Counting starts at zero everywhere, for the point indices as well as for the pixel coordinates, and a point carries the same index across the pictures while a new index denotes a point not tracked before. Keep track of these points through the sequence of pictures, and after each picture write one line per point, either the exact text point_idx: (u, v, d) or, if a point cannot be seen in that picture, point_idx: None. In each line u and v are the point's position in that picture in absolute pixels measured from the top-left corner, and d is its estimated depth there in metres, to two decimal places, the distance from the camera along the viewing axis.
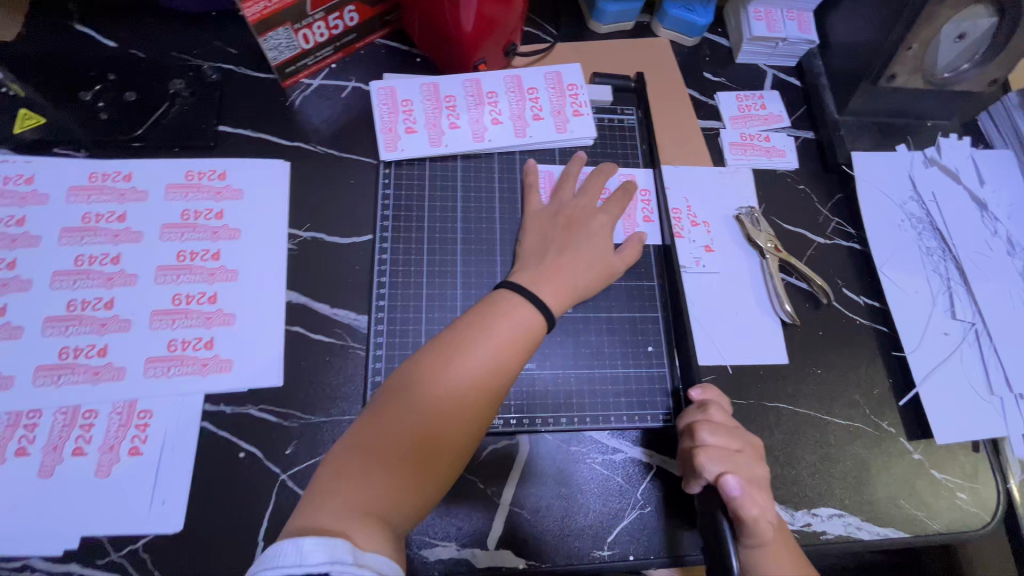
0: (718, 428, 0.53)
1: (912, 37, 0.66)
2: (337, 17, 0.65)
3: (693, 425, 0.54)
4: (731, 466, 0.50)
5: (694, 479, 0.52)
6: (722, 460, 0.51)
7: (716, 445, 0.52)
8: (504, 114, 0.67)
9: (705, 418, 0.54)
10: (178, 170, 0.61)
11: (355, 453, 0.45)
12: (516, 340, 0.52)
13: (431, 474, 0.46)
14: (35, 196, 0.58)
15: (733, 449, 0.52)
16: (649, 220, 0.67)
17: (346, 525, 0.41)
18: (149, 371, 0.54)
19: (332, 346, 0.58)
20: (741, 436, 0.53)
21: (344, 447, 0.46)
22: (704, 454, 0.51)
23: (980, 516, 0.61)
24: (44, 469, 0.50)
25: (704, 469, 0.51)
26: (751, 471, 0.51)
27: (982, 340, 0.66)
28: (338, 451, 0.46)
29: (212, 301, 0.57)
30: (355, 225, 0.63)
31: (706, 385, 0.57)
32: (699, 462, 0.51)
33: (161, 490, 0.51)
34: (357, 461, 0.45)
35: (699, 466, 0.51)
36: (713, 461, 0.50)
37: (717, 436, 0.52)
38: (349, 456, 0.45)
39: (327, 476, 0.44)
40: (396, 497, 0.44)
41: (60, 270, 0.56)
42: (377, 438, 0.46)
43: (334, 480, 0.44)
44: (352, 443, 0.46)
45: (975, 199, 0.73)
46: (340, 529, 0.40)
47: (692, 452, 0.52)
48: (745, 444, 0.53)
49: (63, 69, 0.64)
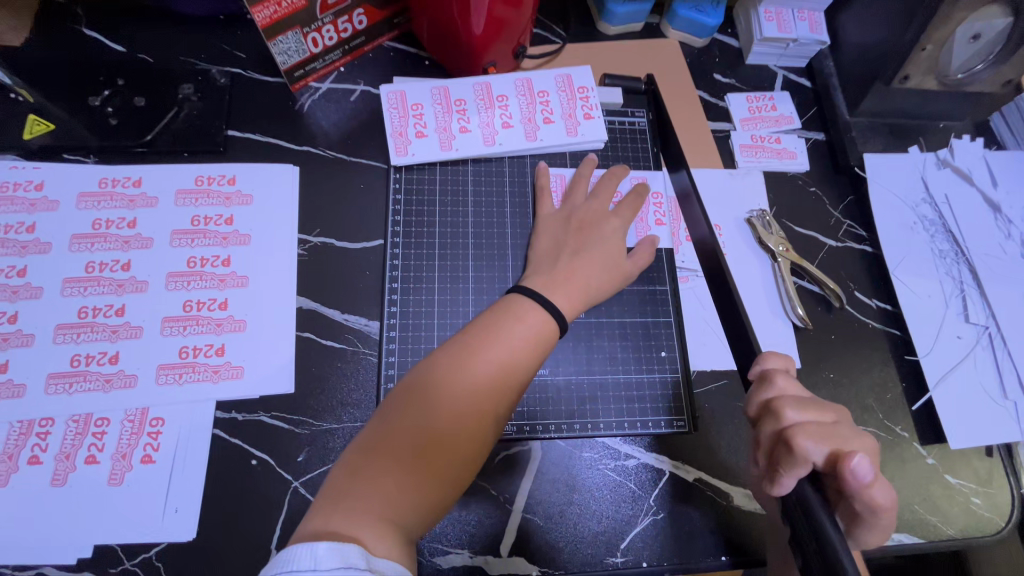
0: (800, 402, 0.47)
1: (928, 37, 0.65)
2: (346, 21, 0.64)
3: (773, 403, 0.48)
4: (835, 442, 0.44)
5: (789, 471, 0.44)
6: (824, 438, 0.44)
7: (810, 423, 0.45)
8: (515, 118, 0.66)
9: (784, 394, 0.48)
10: (187, 176, 0.61)
11: (369, 456, 0.45)
12: (529, 345, 0.52)
13: (445, 479, 0.46)
14: (45, 203, 0.58)
15: (827, 424, 0.46)
16: (661, 223, 0.66)
17: (361, 529, 0.41)
18: (160, 379, 0.54)
19: (343, 352, 0.58)
20: (830, 408, 0.48)
21: (357, 450, 0.46)
22: (802, 433, 0.44)
23: (995, 521, 0.61)
24: (57, 477, 0.50)
25: (807, 452, 0.43)
26: (860, 443, 0.45)
27: (995, 343, 0.66)
28: (351, 454, 0.46)
29: (223, 308, 0.57)
30: (364, 230, 0.63)
31: (765, 355, 0.52)
32: (801, 445, 0.44)
33: (174, 498, 0.51)
34: (371, 464, 0.45)
35: (801, 449, 0.43)
36: (818, 440, 0.44)
37: (807, 412, 0.47)
38: (362, 459, 0.45)
39: (340, 479, 0.44)
40: (410, 501, 0.44)
41: (71, 277, 0.56)
42: (391, 440, 0.46)
43: (348, 484, 0.44)
44: (366, 447, 0.46)
45: (988, 201, 0.72)
46: (354, 534, 0.40)
47: (787, 434, 0.45)
48: (837, 415, 0.47)
49: (71, 73, 0.64)
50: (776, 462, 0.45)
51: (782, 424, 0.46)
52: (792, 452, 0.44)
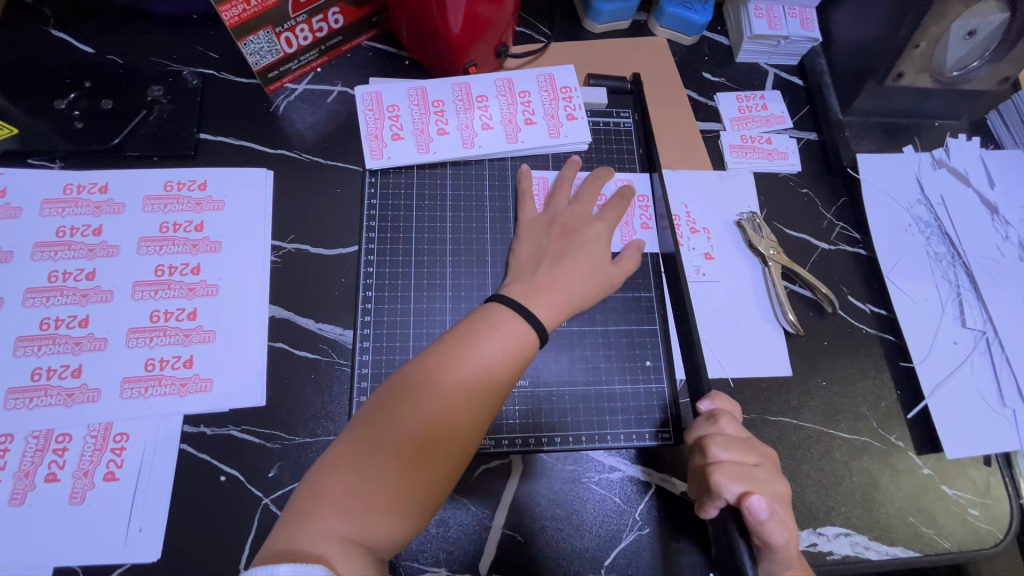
0: (731, 440, 0.49)
1: (920, 36, 0.63)
2: (321, 20, 0.62)
3: (703, 439, 0.50)
4: (750, 484, 0.47)
5: (710, 502, 0.48)
6: (740, 478, 0.47)
7: (732, 463, 0.48)
8: (495, 119, 0.64)
9: (717, 432, 0.50)
10: (157, 181, 0.59)
11: (336, 473, 0.43)
12: (507, 355, 0.49)
13: (417, 497, 0.44)
14: (7, 210, 0.56)
15: (750, 466, 0.48)
16: (647, 226, 0.64)
17: (326, 552, 0.39)
18: (125, 392, 0.52)
19: (317, 363, 0.56)
20: (757, 449, 0.50)
21: (324, 467, 0.44)
22: (720, 473, 0.47)
23: (993, 533, 0.59)
24: (15, 496, 0.48)
25: (722, 490, 0.46)
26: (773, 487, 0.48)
27: (993, 348, 0.64)
28: (318, 471, 0.44)
29: (191, 318, 0.55)
30: (340, 236, 0.61)
31: (715, 394, 0.53)
32: (716, 482, 0.47)
33: (138, 517, 0.49)
34: (339, 482, 0.43)
35: (716, 486, 0.47)
36: (733, 481, 0.46)
37: (732, 452, 0.48)
38: (330, 476, 0.43)
39: (306, 498, 0.42)
40: (379, 521, 0.42)
41: (33, 287, 0.54)
42: (361, 456, 0.44)
43: (314, 503, 0.42)
44: (334, 463, 0.44)
45: (985, 202, 0.70)
46: (320, 555, 0.38)
47: (706, 470, 0.48)
48: (761, 455, 0.50)
49: (37, 76, 0.62)
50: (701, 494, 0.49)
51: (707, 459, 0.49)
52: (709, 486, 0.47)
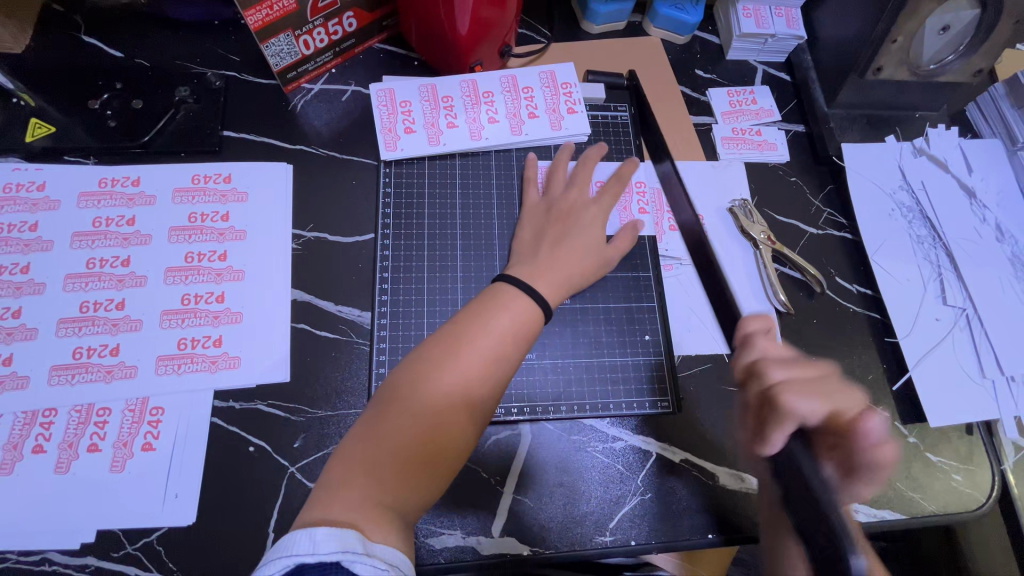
0: (782, 361, 0.55)
1: (897, 31, 0.68)
2: (336, 23, 0.66)
3: (759, 364, 0.55)
4: (817, 395, 0.50)
5: (778, 429, 0.49)
6: (813, 394, 0.50)
7: (792, 380, 0.52)
8: (500, 113, 0.68)
9: (767, 358, 0.56)
10: (185, 175, 0.63)
11: (365, 445, 0.47)
12: (515, 331, 0.53)
13: (439, 463, 0.48)
14: (47, 202, 0.60)
15: (812, 380, 0.52)
16: (644, 211, 0.68)
17: (358, 519, 0.42)
18: (159, 369, 0.55)
19: (337, 342, 0.60)
20: (812, 366, 0.54)
21: (353, 441, 0.47)
22: (787, 390, 0.51)
23: (976, 497, 0.62)
24: (60, 465, 0.51)
25: (795, 407, 0.50)
26: (845, 396, 0.51)
27: (973, 324, 0.68)
28: (347, 446, 0.47)
29: (220, 300, 0.59)
30: (357, 225, 0.65)
31: (746, 320, 0.61)
32: (787, 401, 0.50)
33: (174, 484, 0.52)
34: (367, 454, 0.46)
35: (789, 404, 0.50)
36: (803, 397, 0.50)
37: (791, 371, 0.53)
38: (358, 449, 0.46)
39: (337, 470, 0.45)
40: (407, 486, 0.46)
41: (73, 272, 0.58)
42: (386, 429, 0.47)
43: (345, 474, 0.45)
44: (361, 437, 0.47)
45: (964, 187, 0.75)
46: (353, 523, 0.41)
47: (772, 391, 0.52)
48: (823, 372, 0.54)
49: (71, 79, 0.66)
50: (765, 419, 0.51)
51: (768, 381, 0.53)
52: (779, 407, 0.50)
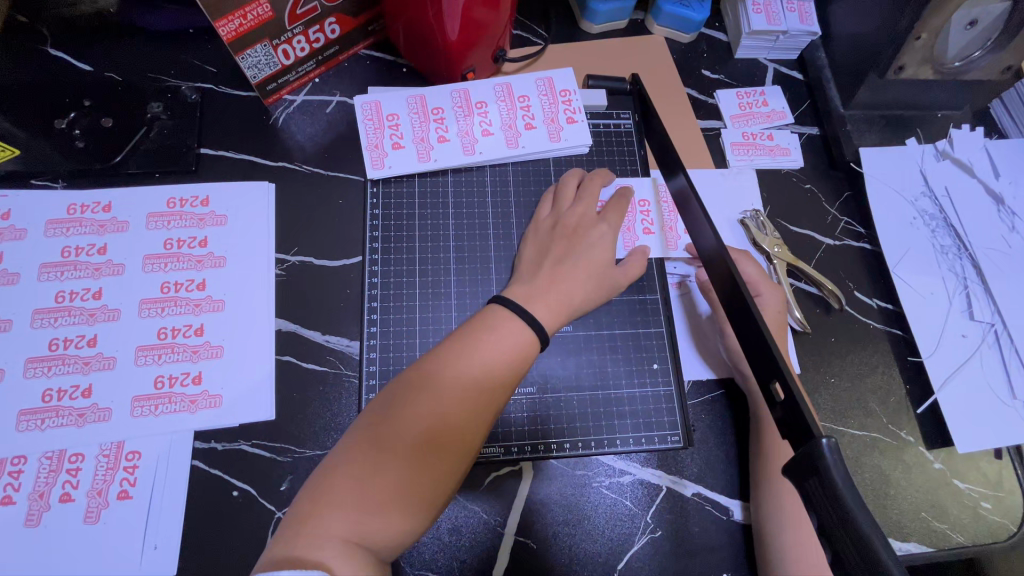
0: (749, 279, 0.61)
1: (921, 27, 0.62)
2: (318, 30, 0.62)
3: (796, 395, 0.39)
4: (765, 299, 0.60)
5: (804, 462, 0.36)
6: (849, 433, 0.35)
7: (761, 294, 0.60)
8: (495, 125, 0.64)
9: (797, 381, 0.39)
10: (159, 198, 0.59)
11: (339, 474, 0.43)
12: (506, 355, 0.49)
13: (418, 497, 0.43)
14: (12, 231, 0.56)
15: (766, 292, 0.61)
16: (649, 231, 0.64)
17: (327, 557, 0.38)
18: (135, 411, 0.52)
19: (325, 375, 0.56)
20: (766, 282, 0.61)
21: (325, 469, 0.43)
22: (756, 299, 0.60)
23: (1005, 526, 0.59)
24: (30, 518, 0.48)
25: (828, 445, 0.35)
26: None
27: (1002, 340, 0.64)
28: (321, 471, 0.43)
29: (199, 334, 0.55)
30: (344, 248, 0.61)
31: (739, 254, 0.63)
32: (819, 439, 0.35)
33: (153, 535, 0.49)
34: (339, 482, 0.42)
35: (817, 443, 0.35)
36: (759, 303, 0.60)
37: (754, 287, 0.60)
38: (330, 479, 0.42)
39: (307, 500, 0.42)
40: (381, 522, 0.41)
41: (40, 307, 0.54)
42: (362, 457, 0.43)
43: (315, 506, 0.41)
44: (335, 466, 0.43)
45: (990, 193, 0.70)
46: (320, 561, 0.38)
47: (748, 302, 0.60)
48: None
49: (38, 97, 0.62)
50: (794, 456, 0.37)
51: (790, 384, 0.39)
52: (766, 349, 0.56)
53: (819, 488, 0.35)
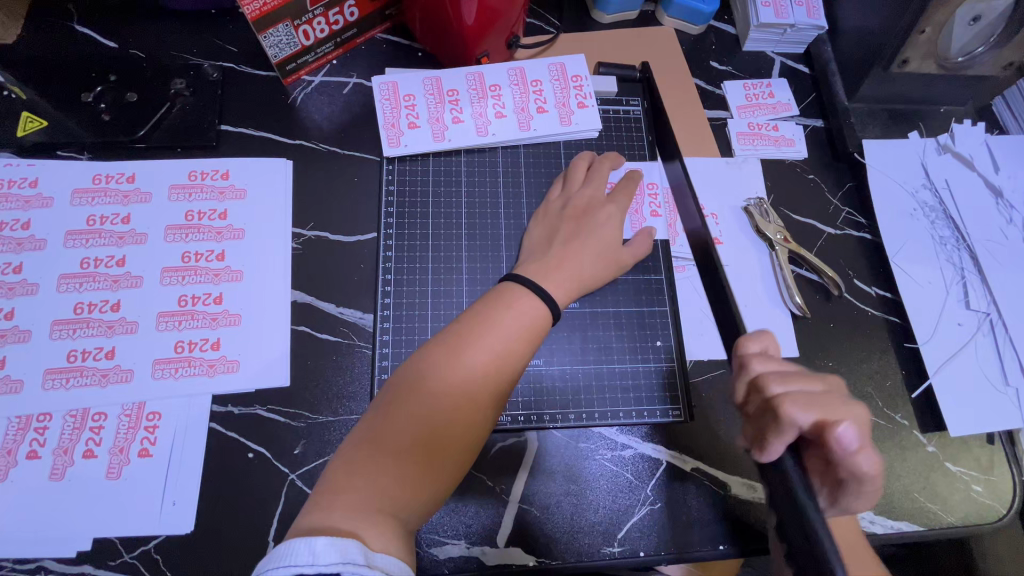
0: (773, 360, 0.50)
1: (925, 21, 0.64)
2: (337, 13, 0.64)
3: (756, 380, 0.48)
4: (795, 376, 0.48)
5: (777, 438, 0.44)
6: (811, 405, 0.44)
7: (775, 369, 0.49)
8: (508, 108, 0.66)
9: (763, 373, 0.48)
10: (181, 171, 0.61)
11: (366, 451, 0.44)
12: (520, 333, 0.50)
13: (434, 481, 0.45)
14: (39, 199, 0.58)
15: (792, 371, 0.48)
16: (657, 214, 0.66)
17: (357, 526, 0.40)
18: (156, 373, 0.54)
19: (338, 345, 0.58)
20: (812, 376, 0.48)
21: (352, 444, 0.45)
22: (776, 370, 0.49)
23: (996, 508, 0.60)
24: (55, 472, 0.50)
25: (795, 419, 0.44)
26: (849, 412, 0.45)
27: (996, 329, 0.65)
28: (348, 446, 0.45)
29: (218, 302, 0.57)
30: (359, 223, 0.63)
31: (746, 340, 0.51)
32: (787, 410, 0.44)
33: (172, 492, 0.51)
34: (366, 458, 0.44)
35: (789, 416, 0.44)
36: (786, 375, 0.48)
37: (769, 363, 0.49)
38: (359, 452, 0.44)
39: (338, 473, 0.44)
40: (410, 494, 0.44)
41: (66, 273, 0.56)
42: (388, 432, 0.45)
43: (346, 479, 0.43)
44: (362, 441, 0.45)
45: (989, 186, 0.72)
46: (350, 530, 0.40)
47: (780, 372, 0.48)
48: (825, 385, 0.48)
49: (63, 71, 0.64)
50: (764, 427, 0.46)
51: (753, 376, 0.48)
52: (779, 420, 0.44)
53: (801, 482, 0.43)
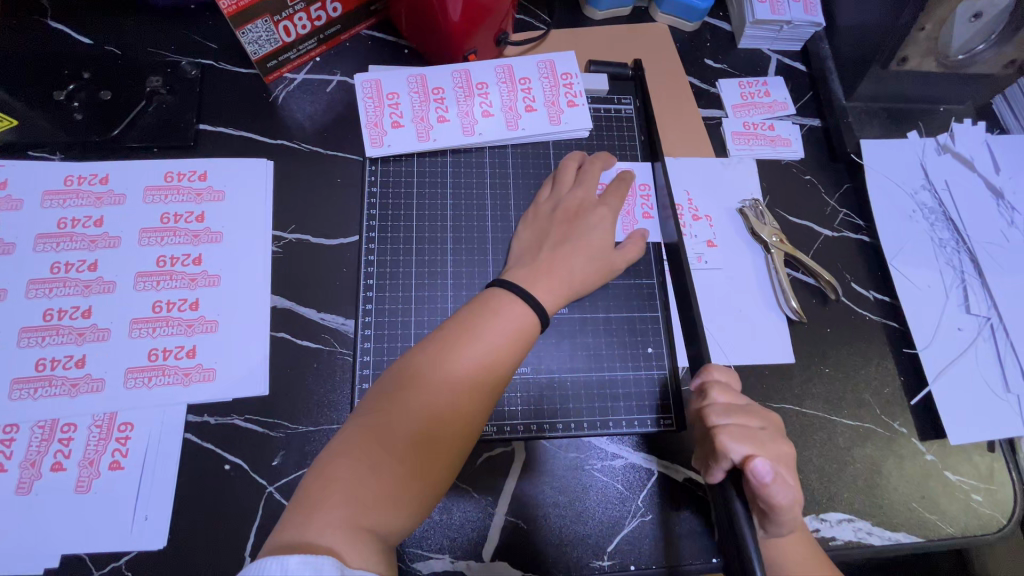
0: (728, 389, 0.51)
1: (925, 18, 0.62)
2: (319, 8, 0.61)
3: (703, 410, 0.50)
4: (743, 409, 0.50)
5: (716, 464, 0.48)
6: (746, 440, 0.47)
7: (727, 399, 0.50)
8: (495, 107, 0.64)
9: (712, 404, 0.50)
10: (157, 172, 0.59)
11: (345, 461, 0.42)
12: (508, 339, 0.49)
13: (416, 491, 0.43)
14: (9, 202, 0.56)
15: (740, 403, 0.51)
16: (649, 216, 0.64)
17: (336, 544, 0.38)
18: (129, 382, 0.52)
19: (319, 352, 0.56)
20: (757, 412, 0.50)
21: (331, 454, 0.43)
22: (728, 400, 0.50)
23: (996, 518, 0.59)
24: (21, 486, 0.48)
25: (728, 450, 0.47)
26: (776, 449, 0.48)
27: (997, 334, 0.64)
28: (327, 456, 0.43)
29: (194, 308, 0.55)
30: (342, 226, 0.61)
31: (711, 367, 0.52)
32: (722, 442, 0.47)
33: (144, 505, 0.49)
34: (345, 468, 0.42)
35: (723, 447, 0.47)
36: (735, 407, 0.50)
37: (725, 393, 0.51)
38: (339, 463, 0.42)
39: (315, 485, 0.42)
40: (391, 507, 0.42)
41: (36, 278, 0.54)
42: (369, 441, 0.43)
43: (324, 491, 0.41)
44: (342, 451, 0.43)
45: (990, 187, 0.70)
46: (330, 548, 0.38)
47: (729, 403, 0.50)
48: (765, 420, 0.50)
49: (35, 68, 0.62)
50: (708, 453, 0.49)
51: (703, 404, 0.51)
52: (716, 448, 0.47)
53: (739, 507, 0.45)
